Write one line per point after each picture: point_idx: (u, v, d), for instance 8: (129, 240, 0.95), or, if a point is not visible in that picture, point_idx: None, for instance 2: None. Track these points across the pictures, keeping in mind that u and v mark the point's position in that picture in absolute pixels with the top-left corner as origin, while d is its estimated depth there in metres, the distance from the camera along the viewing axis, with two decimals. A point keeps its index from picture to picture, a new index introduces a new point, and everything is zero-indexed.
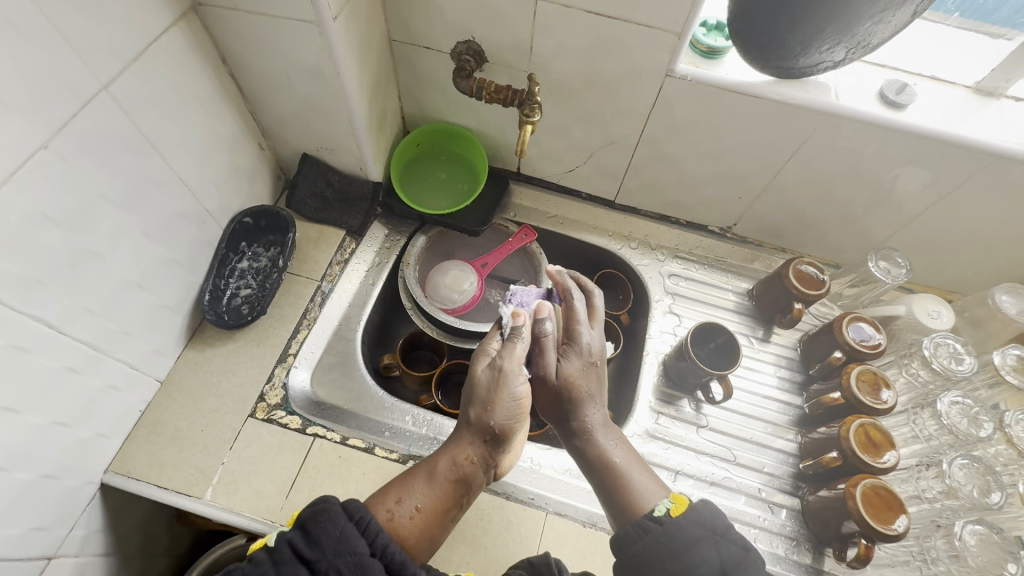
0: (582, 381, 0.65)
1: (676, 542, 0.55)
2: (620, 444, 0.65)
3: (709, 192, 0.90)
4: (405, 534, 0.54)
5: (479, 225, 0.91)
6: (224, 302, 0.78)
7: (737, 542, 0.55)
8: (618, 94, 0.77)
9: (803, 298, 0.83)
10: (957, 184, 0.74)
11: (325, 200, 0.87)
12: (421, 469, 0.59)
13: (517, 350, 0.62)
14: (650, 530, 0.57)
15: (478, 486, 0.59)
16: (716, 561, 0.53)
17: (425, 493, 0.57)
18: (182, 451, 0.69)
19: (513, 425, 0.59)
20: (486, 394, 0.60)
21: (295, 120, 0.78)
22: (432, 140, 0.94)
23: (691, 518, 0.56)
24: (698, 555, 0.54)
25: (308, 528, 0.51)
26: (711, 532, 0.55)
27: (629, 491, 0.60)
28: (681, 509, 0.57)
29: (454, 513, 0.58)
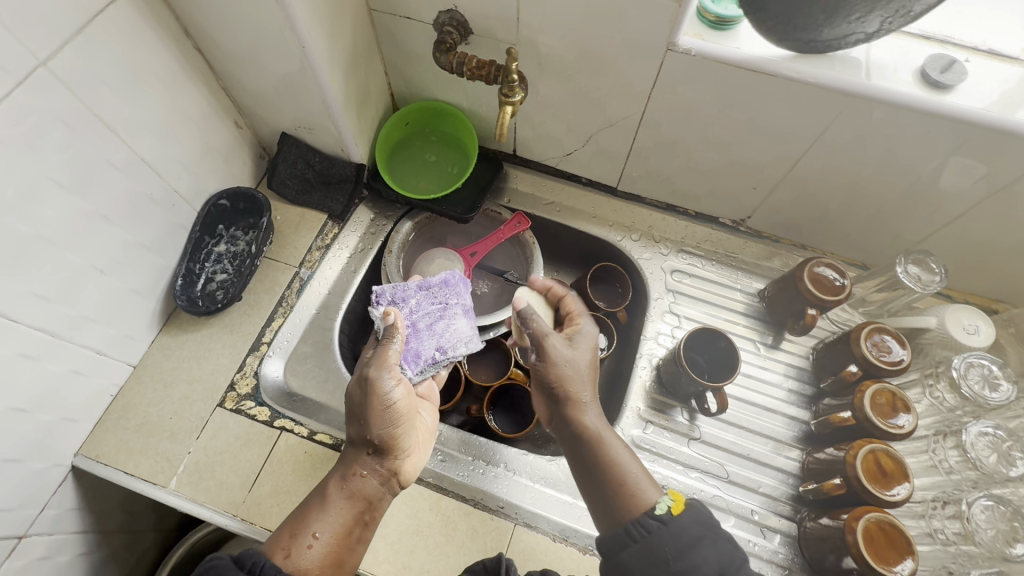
0: (570, 369, 0.64)
1: (677, 540, 0.53)
2: (624, 449, 0.62)
3: (719, 181, 0.81)
4: (309, 566, 0.53)
5: (467, 212, 0.85)
6: (199, 287, 0.76)
7: (728, 542, 0.54)
8: (614, 71, 0.69)
9: (818, 303, 0.75)
10: (1010, 179, 0.63)
11: (306, 182, 0.84)
12: (315, 501, 0.58)
13: (390, 353, 0.64)
14: (650, 529, 0.54)
15: (377, 500, 0.61)
16: (715, 564, 0.52)
17: (323, 521, 0.56)
18: (150, 438, 0.69)
19: (393, 429, 0.61)
20: (360, 409, 0.62)
21: (268, 97, 0.74)
22: (421, 120, 0.89)
23: (692, 520, 0.54)
24: (700, 557, 0.52)
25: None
26: (707, 533, 0.54)
27: (629, 491, 0.58)
28: (680, 507, 0.55)
29: (357, 532, 0.58)
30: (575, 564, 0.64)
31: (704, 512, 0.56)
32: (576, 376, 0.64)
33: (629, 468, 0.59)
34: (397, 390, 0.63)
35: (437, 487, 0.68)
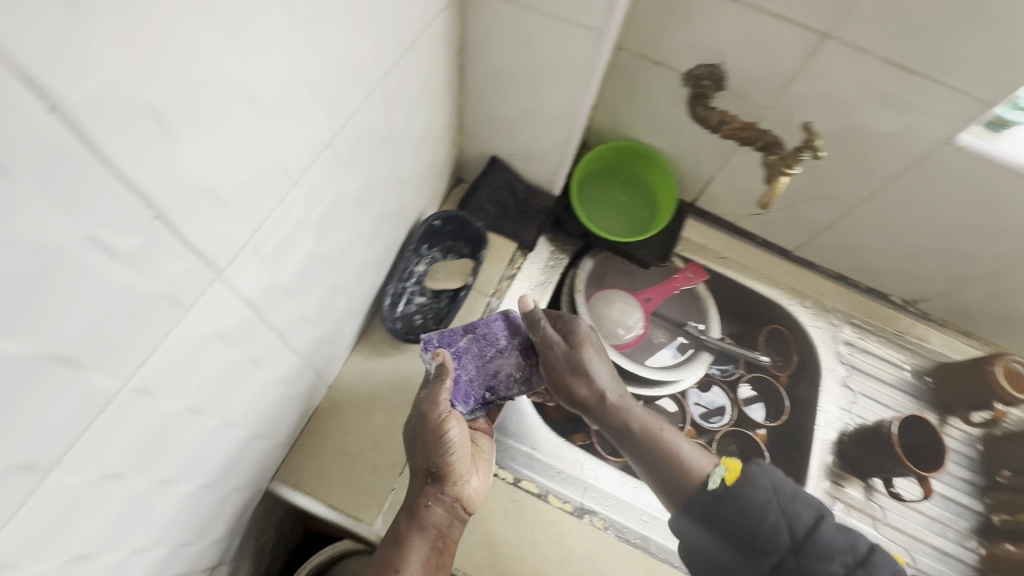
0: (595, 354, 0.69)
1: (742, 504, 0.62)
2: (652, 414, 0.71)
3: (914, 265, 0.82)
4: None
5: (660, 259, 0.84)
6: (399, 308, 0.72)
7: (806, 505, 0.61)
8: (866, 151, 0.69)
9: (1006, 399, 0.76)
10: None
11: (502, 208, 0.80)
12: (395, 533, 0.57)
13: (443, 390, 0.61)
14: (710, 505, 0.63)
15: (449, 527, 0.58)
16: (790, 532, 0.60)
17: (403, 554, 0.55)
18: (351, 468, 0.64)
19: (449, 466, 0.57)
20: (415, 440, 0.60)
21: (503, 121, 0.71)
22: (616, 158, 0.87)
23: (746, 484, 0.63)
24: (772, 524, 0.60)
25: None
26: (777, 497, 0.61)
27: (662, 447, 0.68)
28: (734, 475, 0.65)
29: (432, 562, 0.56)
30: None
31: (762, 474, 0.63)
32: (598, 365, 0.69)
33: (666, 433, 0.69)
34: (452, 427, 0.58)
35: (646, 550, 0.65)
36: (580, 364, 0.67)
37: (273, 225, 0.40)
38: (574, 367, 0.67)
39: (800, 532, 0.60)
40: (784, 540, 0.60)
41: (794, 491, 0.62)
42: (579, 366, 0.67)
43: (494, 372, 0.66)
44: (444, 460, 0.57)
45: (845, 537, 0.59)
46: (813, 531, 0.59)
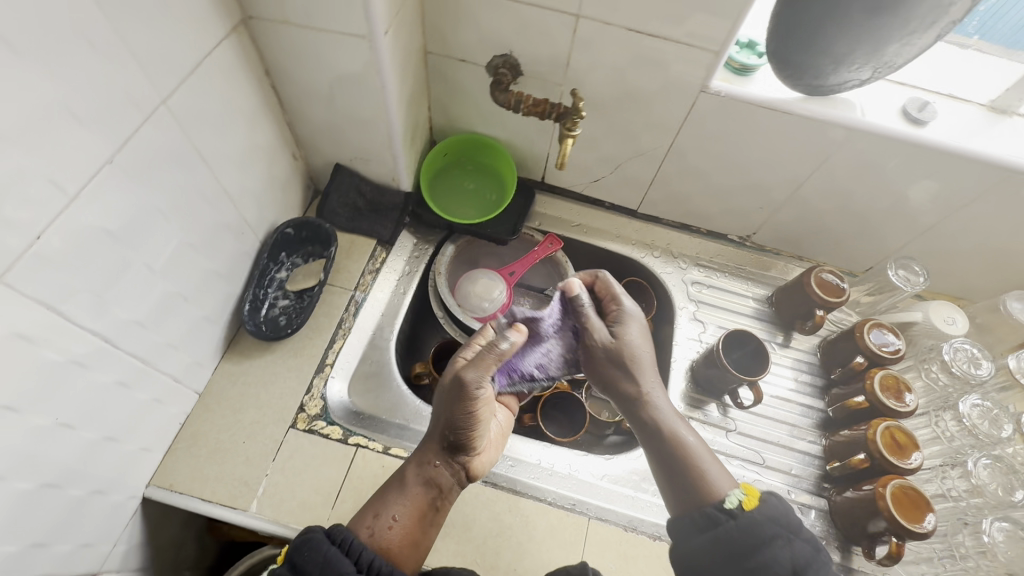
0: (635, 347, 0.71)
1: (754, 533, 0.57)
2: (688, 426, 0.69)
3: (732, 203, 0.92)
4: (389, 545, 0.59)
5: (508, 233, 0.92)
6: (262, 312, 0.78)
7: (809, 543, 0.57)
8: (650, 108, 0.79)
9: (825, 305, 0.87)
10: (974, 196, 0.78)
11: (356, 210, 0.88)
12: (393, 484, 0.64)
13: (488, 364, 0.65)
14: (721, 521, 0.59)
15: (449, 490, 0.65)
16: (789, 562, 0.55)
17: (398, 503, 0.62)
18: (225, 463, 0.69)
19: (469, 430, 0.64)
20: (444, 401, 0.66)
21: (331, 130, 0.79)
22: (460, 150, 0.95)
23: (768, 515, 0.58)
24: (773, 552, 0.55)
25: (293, 562, 0.53)
26: (789, 533, 0.57)
27: (693, 461, 0.65)
28: (754, 502, 0.59)
29: (432, 517, 0.63)
30: (649, 551, 0.70)
31: (781, 509, 0.59)
32: (640, 356, 0.71)
33: (691, 440, 0.67)
34: (484, 394, 0.64)
35: (513, 490, 0.72)
36: (625, 355, 0.70)
37: (58, 236, 0.46)
38: (613, 354, 0.71)
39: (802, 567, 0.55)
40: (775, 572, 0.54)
41: (802, 526, 0.58)
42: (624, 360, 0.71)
43: (550, 355, 0.73)
44: (474, 429, 0.64)
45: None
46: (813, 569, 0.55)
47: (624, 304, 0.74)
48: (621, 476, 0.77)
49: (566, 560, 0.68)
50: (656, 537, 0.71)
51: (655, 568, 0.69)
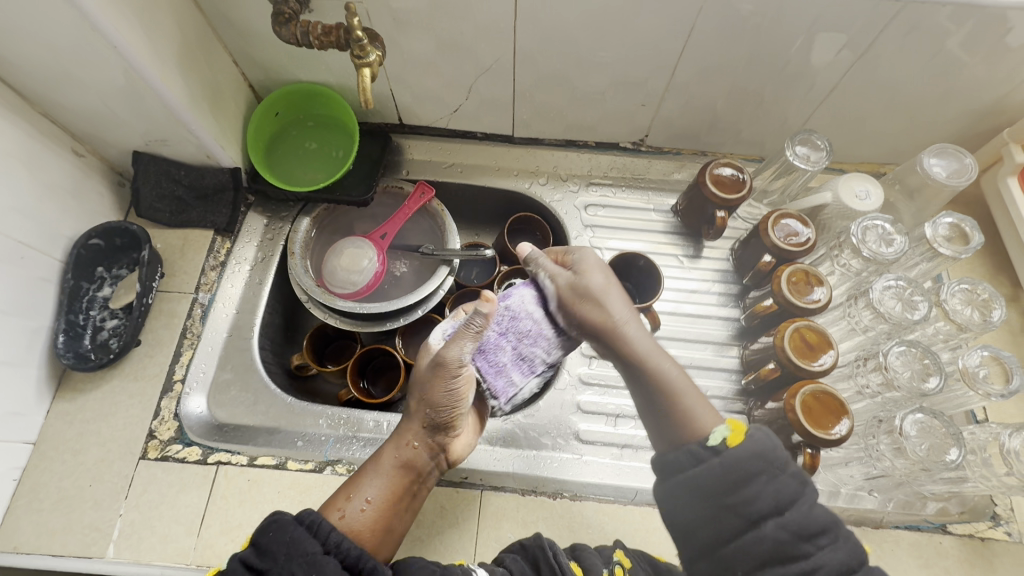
0: (587, 309, 0.56)
1: (735, 471, 0.45)
2: (673, 364, 0.53)
3: (609, 106, 0.80)
4: (360, 528, 0.52)
5: (365, 194, 0.81)
6: (88, 340, 0.69)
7: (795, 476, 0.45)
8: (470, 11, 0.65)
9: (725, 204, 0.76)
10: (869, 43, 0.65)
11: (180, 201, 0.77)
12: (369, 463, 0.57)
13: (453, 347, 0.56)
14: (703, 459, 0.46)
15: (427, 473, 0.58)
16: (771, 499, 0.44)
17: (373, 486, 0.55)
18: (72, 512, 0.62)
19: (453, 413, 0.57)
20: (424, 385, 0.58)
21: (104, 114, 0.66)
22: (291, 106, 0.82)
23: (757, 451, 0.46)
24: (756, 488, 0.44)
25: (258, 544, 0.47)
26: (768, 467, 0.45)
27: (680, 419, 0.49)
28: (740, 437, 0.46)
29: (408, 502, 0.56)
30: (548, 512, 0.65)
31: (770, 442, 0.46)
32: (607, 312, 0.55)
33: (673, 373, 0.53)
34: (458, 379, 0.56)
35: None
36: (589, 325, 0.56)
37: None
38: (575, 318, 0.57)
39: (783, 501, 0.44)
40: (755, 511, 0.44)
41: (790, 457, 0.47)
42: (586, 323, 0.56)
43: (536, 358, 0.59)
44: (457, 413, 0.58)
45: (827, 515, 0.44)
46: (797, 506, 0.44)
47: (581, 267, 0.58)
48: (518, 438, 0.70)
49: (461, 539, 0.63)
50: (557, 496, 0.66)
51: (555, 530, 0.63)
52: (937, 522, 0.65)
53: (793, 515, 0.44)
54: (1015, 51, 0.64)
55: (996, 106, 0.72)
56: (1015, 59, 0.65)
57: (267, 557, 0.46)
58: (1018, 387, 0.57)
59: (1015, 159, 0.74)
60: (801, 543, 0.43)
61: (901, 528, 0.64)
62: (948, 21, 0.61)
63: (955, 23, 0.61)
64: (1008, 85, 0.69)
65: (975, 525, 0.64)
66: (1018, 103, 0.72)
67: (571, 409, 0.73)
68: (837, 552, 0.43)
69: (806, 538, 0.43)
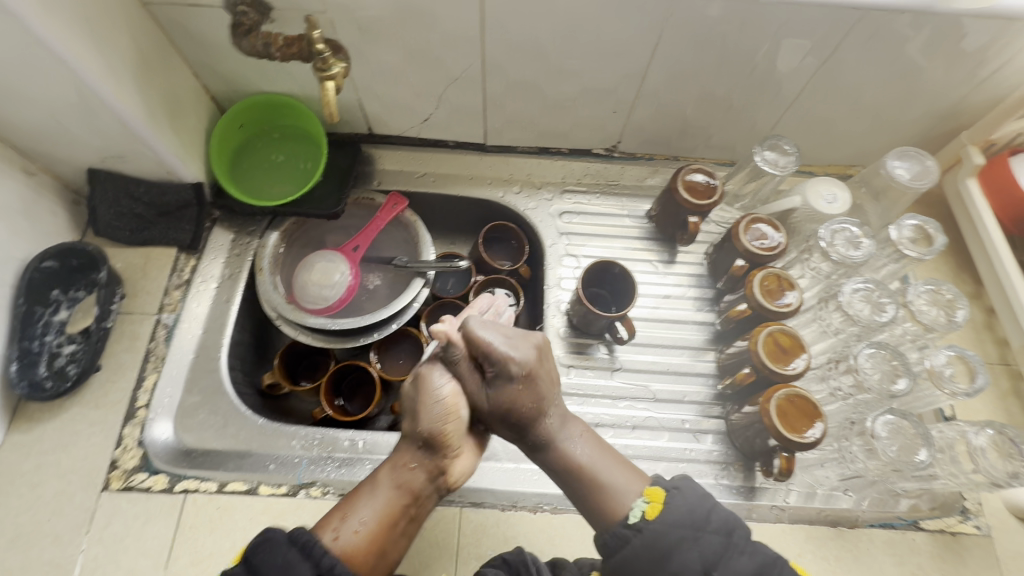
0: (523, 399, 0.55)
1: (660, 545, 0.50)
2: (585, 436, 0.59)
3: (580, 114, 0.80)
4: (353, 553, 0.51)
5: (335, 206, 0.79)
6: (43, 366, 0.66)
7: (717, 532, 0.51)
8: (437, 19, 0.64)
9: (697, 210, 0.76)
10: (832, 49, 0.66)
11: (140, 219, 0.74)
12: (366, 483, 0.56)
13: (432, 364, 0.57)
14: (628, 540, 0.52)
15: (425, 496, 0.56)
16: (699, 561, 0.50)
17: (368, 507, 0.54)
18: (29, 550, 0.59)
19: (444, 431, 0.55)
20: (414, 401, 0.57)
21: (54, 130, 0.63)
22: (256, 117, 0.80)
23: (677, 519, 0.51)
24: (680, 560, 0.50)
25: (248, 562, 0.48)
26: (690, 531, 0.51)
27: (602, 499, 0.55)
28: (658, 508, 0.53)
29: (405, 525, 0.55)
30: (529, 526, 0.64)
31: (694, 509, 0.52)
32: (535, 403, 0.56)
33: (583, 452, 0.58)
34: (444, 388, 0.56)
35: None
36: (511, 414, 0.56)
37: None
38: (501, 411, 0.56)
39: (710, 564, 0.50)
40: (687, 570, 0.49)
41: (710, 510, 0.52)
42: (510, 410, 0.56)
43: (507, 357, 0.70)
44: (450, 433, 0.56)
45: (754, 561, 0.50)
46: (722, 562, 0.50)
47: (497, 352, 0.54)
48: (498, 451, 0.69)
49: (441, 557, 0.61)
50: (538, 509, 0.65)
51: (536, 545, 0.63)
52: (910, 519, 0.66)
53: (721, 571, 0.50)
54: (972, 55, 0.66)
55: (955, 109, 0.74)
56: (971, 64, 0.67)
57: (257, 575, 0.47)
58: (982, 386, 0.58)
59: (975, 160, 0.76)
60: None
61: (876, 526, 0.65)
62: (907, 27, 0.62)
63: (914, 29, 0.62)
64: (965, 88, 0.71)
65: (946, 520, 0.66)
66: (975, 105, 0.74)
67: None
68: None
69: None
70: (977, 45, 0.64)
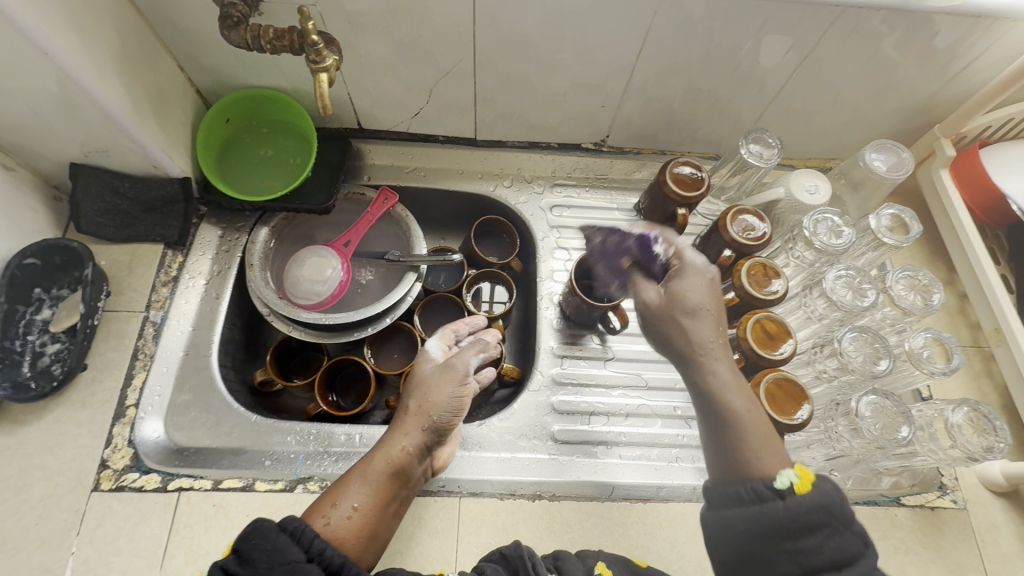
0: (693, 319, 0.62)
1: (800, 522, 0.46)
2: (750, 402, 0.58)
3: (570, 108, 0.81)
4: (345, 535, 0.51)
5: (326, 201, 0.78)
6: (26, 367, 0.64)
7: (857, 537, 0.45)
8: (428, 13, 0.65)
9: (685, 202, 0.78)
10: (813, 45, 0.69)
11: (125, 215, 0.72)
12: (356, 467, 0.56)
13: (473, 347, 0.66)
14: (766, 500, 0.48)
15: (414, 479, 0.59)
16: (832, 556, 0.44)
17: (360, 491, 0.54)
18: (16, 555, 0.58)
19: (454, 419, 0.60)
20: (427, 386, 0.61)
21: (34, 123, 0.61)
22: (243, 112, 0.79)
23: (822, 501, 0.46)
24: (818, 539, 0.45)
25: (240, 552, 0.46)
26: (833, 520, 0.45)
27: (748, 457, 0.53)
28: (806, 485, 0.47)
29: (394, 507, 0.56)
30: (527, 513, 0.64)
31: (838, 498, 0.46)
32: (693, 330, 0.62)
33: (740, 408, 0.57)
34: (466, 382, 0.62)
35: None
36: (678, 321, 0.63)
37: None
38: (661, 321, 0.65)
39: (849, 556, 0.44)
40: (815, 563, 0.44)
41: (854, 517, 0.46)
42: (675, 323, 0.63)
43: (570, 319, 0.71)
44: (454, 423, 0.60)
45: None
46: (858, 563, 0.44)
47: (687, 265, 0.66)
48: (494, 442, 0.70)
49: (440, 547, 0.62)
50: (536, 497, 0.66)
51: (535, 530, 0.63)
52: (891, 495, 0.69)
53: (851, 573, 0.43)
54: (943, 52, 0.69)
55: (927, 103, 0.78)
56: (942, 59, 0.70)
57: (248, 565, 0.44)
58: (958, 365, 0.61)
59: (946, 153, 0.80)
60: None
61: (861, 503, 0.68)
62: (883, 24, 0.65)
63: (889, 26, 0.65)
64: (937, 83, 0.74)
65: (925, 496, 0.69)
66: (945, 100, 0.77)
67: (545, 409, 0.73)
68: None
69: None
70: (948, 41, 0.67)
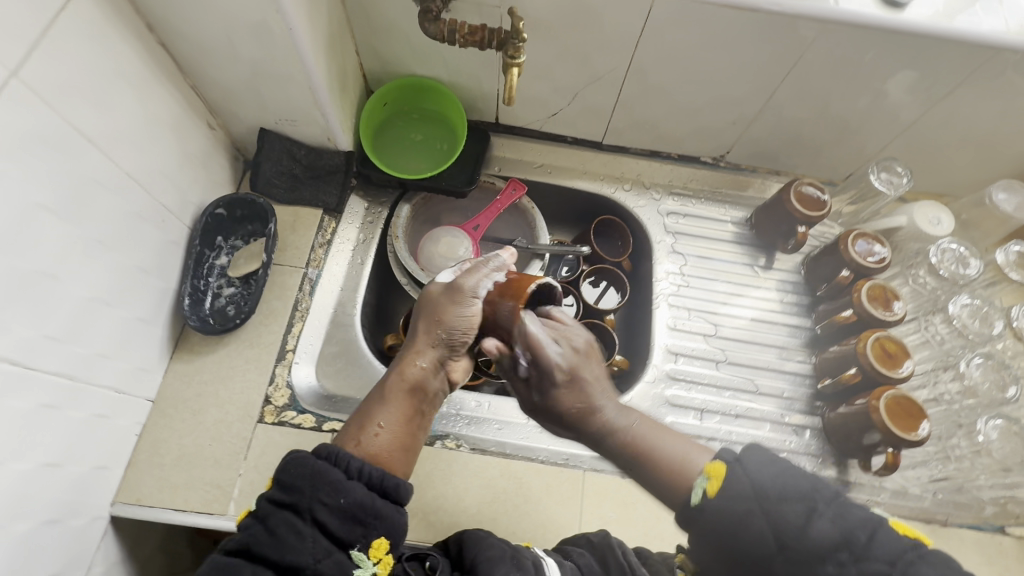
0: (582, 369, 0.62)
1: (728, 518, 0.46)
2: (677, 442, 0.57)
3: (703, 122, 0.86)
4: (380, 452, 0.53)
5: (467, 185, 0.85)
6: (207, 304, 0.72)
7: (794, 502, 0.45)
8: (601, 22, 0.71)
9: (807, 221, 0.82)
10: (955, 85, 0.72)
11: (294, 178, 0.80)
12: (376, 393, 0.58)
13: (477, 269, 0.61)
14: (697, 518, 0.48)
15: (434, 394, 0.60)
16: (772, 534, 0.44)
17: (385, 411, 0.56)
18: (192, 470, 0.64)
19: (467, 336, 0.60)
20: (436, 308, 0.61)
21: (246, 92, 0.70)
22: (400, 98, 0.86)
23: (733, 495, 0.46)
24: (754, 530, 0.45)
25: (281, 481, 0.48)
26: (757, 502, 0.45)
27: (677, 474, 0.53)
28: (718, 484, 0.48)
29: (420, 419, 0.58)
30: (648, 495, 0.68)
31: (749, 478, 0.47)
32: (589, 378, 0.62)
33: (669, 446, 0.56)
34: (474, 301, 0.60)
35: (503, 453, 0.70)
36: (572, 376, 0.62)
37: None
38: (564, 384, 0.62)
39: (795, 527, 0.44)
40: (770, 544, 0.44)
41: (774, 482, 0.46)
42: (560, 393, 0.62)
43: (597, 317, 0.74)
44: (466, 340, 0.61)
45: (837, 528, 0.43)
46: (800, 534, 0.44)
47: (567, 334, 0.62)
48: None
49: (564, 515, 0.66)
50: None
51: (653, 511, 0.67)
52: (995, 524, 0.66)
53: (796, 547, 0.44)
54: None
55: None
56: None
57: (292, 490, 0.47)
58: None
59: None
60: (818, 567, 0.43)
61: (963, 527, 0.66)
62: None
63: None
64: None
65: None
66: None
67: (661, 401, 0.78)
68: (859, 563, 0.42)
69: (825, 558, 0.43)
70: None
